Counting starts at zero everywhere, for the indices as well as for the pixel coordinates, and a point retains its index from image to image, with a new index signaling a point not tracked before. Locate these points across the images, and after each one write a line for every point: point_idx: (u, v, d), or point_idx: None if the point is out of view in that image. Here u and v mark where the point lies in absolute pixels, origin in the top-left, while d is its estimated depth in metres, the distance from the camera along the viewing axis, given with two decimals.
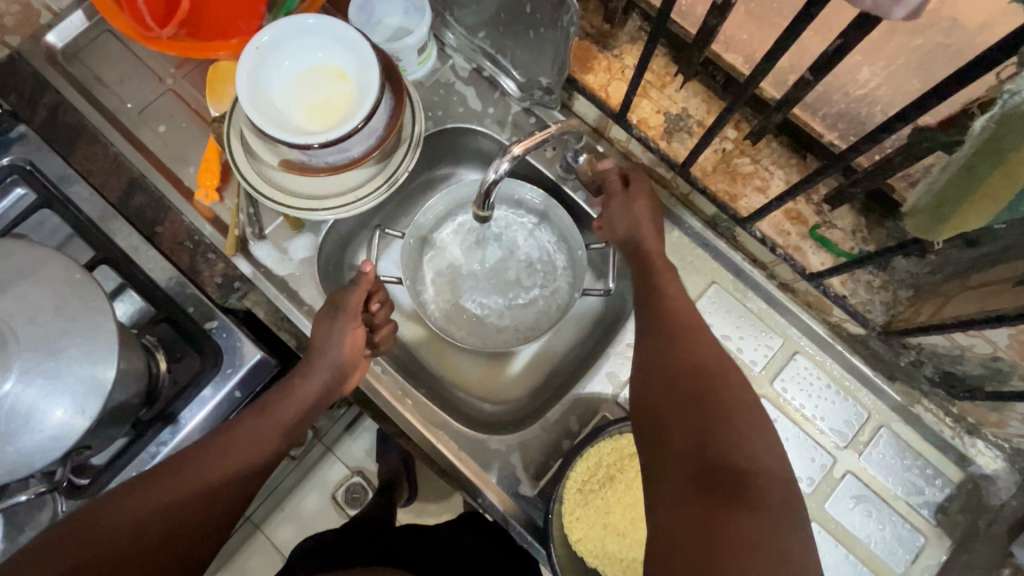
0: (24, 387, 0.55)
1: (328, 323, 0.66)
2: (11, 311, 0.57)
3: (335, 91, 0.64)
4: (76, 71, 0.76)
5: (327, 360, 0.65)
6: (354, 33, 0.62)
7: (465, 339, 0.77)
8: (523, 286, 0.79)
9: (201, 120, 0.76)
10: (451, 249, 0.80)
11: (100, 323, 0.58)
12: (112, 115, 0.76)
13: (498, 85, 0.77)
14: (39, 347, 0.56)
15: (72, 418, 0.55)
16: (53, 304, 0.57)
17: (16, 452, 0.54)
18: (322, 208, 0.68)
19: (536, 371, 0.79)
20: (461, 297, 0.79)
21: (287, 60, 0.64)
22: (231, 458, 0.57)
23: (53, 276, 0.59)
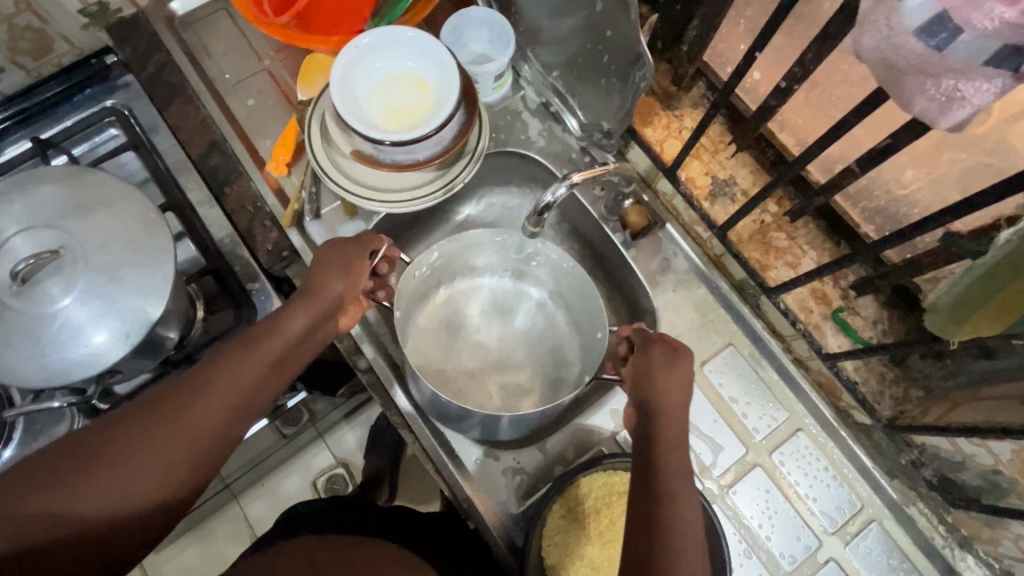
0: (79, 306, 0.59)
1: (332, 258, 0.62)
2: (87, 234, 0.62)
3: (416, 98, 0.70)
4: (189, 38, 0.84)
5: (329, 293, 0.60)
6: (445, 51, 0.69)
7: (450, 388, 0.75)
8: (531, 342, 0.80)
9: (288, 102, 0.82)
10: (458, 303, 0.81)
11: (161, 263, 0.62)
12: (210, 82, 0.83)
13: (562, 122, 0.83)
14: (100, 272, 0.60)
15: (113, 343, 0.59)
16: (124, 238, 0.63)
17: (56, 362, 0.58)
18: (377, 200, 0.72)
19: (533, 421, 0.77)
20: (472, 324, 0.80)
21: (379, 63, 0.70)
22: (216, 400, 0.51)
23: (130, 211, 0.64)
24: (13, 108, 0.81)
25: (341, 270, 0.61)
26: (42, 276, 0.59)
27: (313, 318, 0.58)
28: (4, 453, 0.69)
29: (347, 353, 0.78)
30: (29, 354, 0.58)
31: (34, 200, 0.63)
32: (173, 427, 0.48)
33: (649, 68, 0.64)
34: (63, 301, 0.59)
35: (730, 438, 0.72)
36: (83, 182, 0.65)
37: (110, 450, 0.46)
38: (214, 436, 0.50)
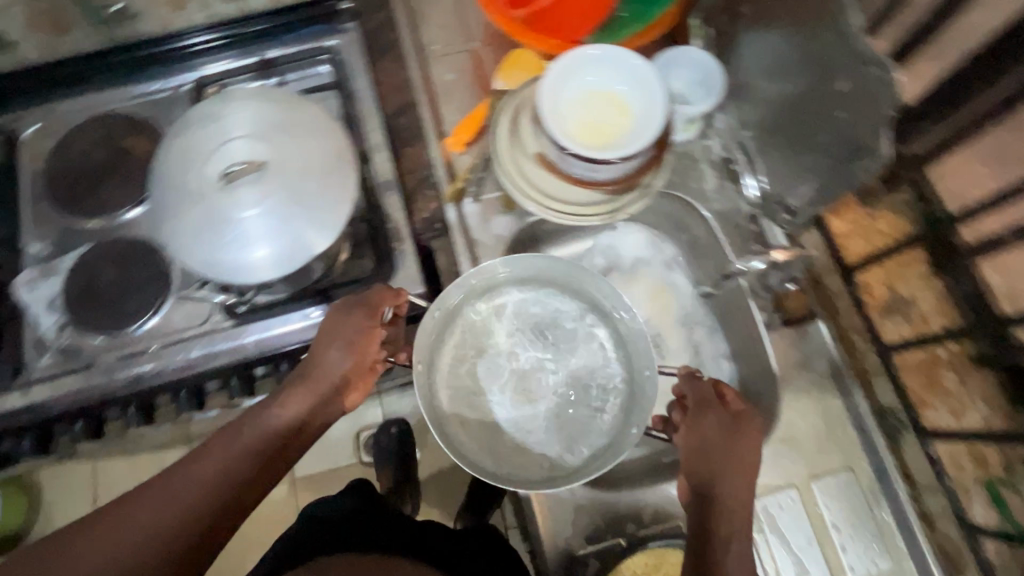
0: (256, 218, 0.64)
1: (335, 328, 0.63)
2: (284, 153, 0.65)
3: (614, 121, 0.69)
4: (415, 4, 0.90)
5: (326, 371, 0.61)
6: (659, 85, 0.67)
7: (476, 452, 0.71)
8: (563, 379, 0.76)
9: (483, 85, 0.85)
10: (485, 329, 0.76)
11: (340, 208, 0.66)
12: (419, 48, 0.87)
13: (739, 183, 0.80)
14: (288, 197, 0.64)
15: (273, 264, 0.65)
16: (312, 171, 0.66)
17: (227, 261, 0.64)
18: (542, 204, 0.73)
19: (572, 455, 0.72)
20: (491, 373, 0.75)
21: (590, 77, 0.71)
22: (207, 477, 0.52)
23: (326, 148, 0.67)
24: (224, 28, 0.87)
25: (342, 342, 0.62)
26: (241, 183, 0.63)
27: (311, 399, 0.60)
28: (149, 320, 0.76)
29: None
30: (209, 248, 0.64)
31: (250, 109, 0.66)
32: (150, 507, 0.49)
33: (881, 160, 0.59)
34: (250, 212, 0.63)
35: (820, 566, 0.67)
36: (297, 108, 0.68)
37: (93, 531, 0.47)
38: (197, 518, 0.50)
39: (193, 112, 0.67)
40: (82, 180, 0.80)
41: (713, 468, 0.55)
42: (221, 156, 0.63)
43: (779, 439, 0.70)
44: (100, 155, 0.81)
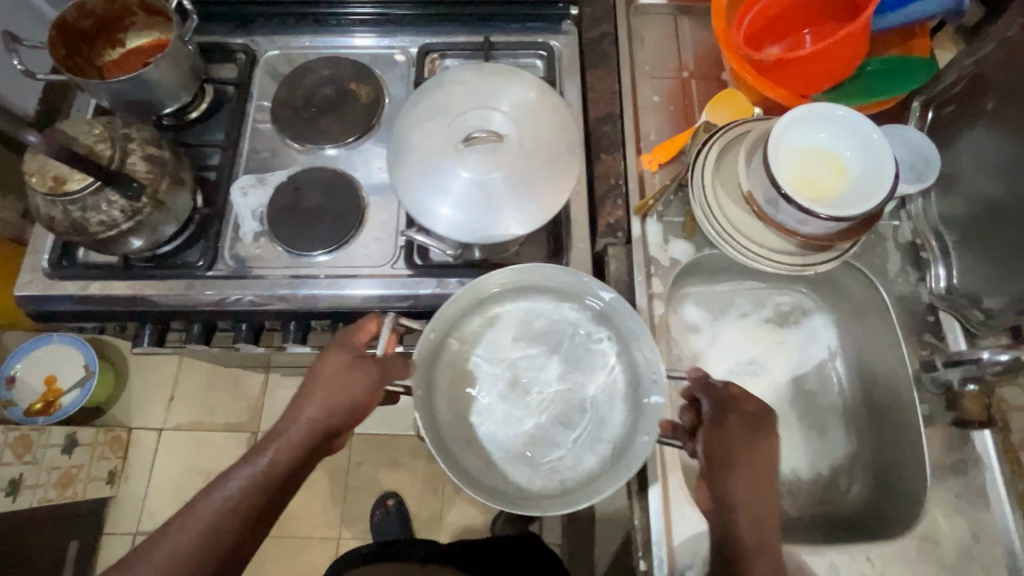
0: (466, 181, 0.67)
1: (333, 369, 0.65)
2: (528, 141, 0.69)
3: (832, 183, 0.70)
4: (636, 26, 0.95)
5: (345, 395, 0.65)
6: (892, 162, 0.67)
7: (483, 469, 0.72)
8: (579, 386, 0.76)
9: (686, 114, 0.89)
10: (493, 342, 0.78)
11: (540, 210, 0.69)
12: (633, 66, 0.92)
13: (924, 271, 0.79)
14: (506, 178, 0.67)
15: (446, 223, 0.69)
16: (533, 170, 0.69)
17: (417, 205, 0.69)
18: (731, 241, 0.75)
19: (588, 459, 0.72)
20: (498, 393, 0.76)
21: (822, 134, 0.71)
22: (193, 534, 0.56)
23: (558, 161, 0.71)
24: (383, 9, 0.94)
25: (338, 388, 0.65)
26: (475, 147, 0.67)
27: (292, 455, 0.62)
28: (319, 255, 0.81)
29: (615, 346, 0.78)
30: (413, 188, 0.69)
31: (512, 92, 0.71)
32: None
33: None
34: (465, 174, 0.67)
35: None
36: (550, 105, 0.72)
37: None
38: None
39: (469, 70, 0.73)
40: (305, 111, 0.88)
41: (728, 484, 0.62)
42: (473, 116, 0.68)
43: (919, 536, 0.68)
44: (328, 92, 0.89)
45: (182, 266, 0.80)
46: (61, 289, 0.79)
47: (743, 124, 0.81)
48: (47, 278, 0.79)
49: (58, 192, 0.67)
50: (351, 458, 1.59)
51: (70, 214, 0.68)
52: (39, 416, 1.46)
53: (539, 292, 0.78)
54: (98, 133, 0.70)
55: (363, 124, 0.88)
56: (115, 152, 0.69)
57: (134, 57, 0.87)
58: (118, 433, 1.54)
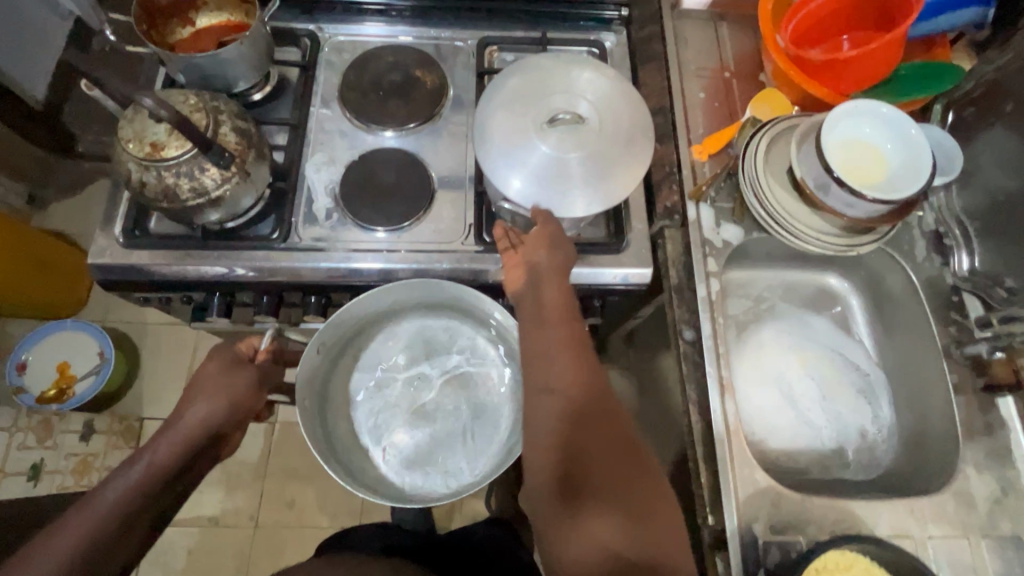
0: (541, 156, 0.74)
1: (200, 384, 0.78)
2: (606, 131, 0.77)
3: (874, 171, 0.78)
4: (681, 29, 1.02)
5: (189, 421, 0.76)
6: (928, 154, 0.75)
7: (386, 478, 0.87)
8: (437, 419, 0.90)
9: (730, 111, 0.96)
10: (384, 359, 0.92)
11: (609, 195, 0.76)
12: (680, 64, 0.98)
13: (948, 256, 0.87)
14: (584, 158, 0.75)
15: (514, 190, 0.75)
16: (604, 157, 0.76)
17: (492, 171, 0.76)
18: (781, 222, 0.82)
19: (479, 451, 0.88)
20: (392, 406, 0.91)
21: (866, 128, 0.79)
22: (44, 559, 0.63)
23: (629, 149, 0.78)
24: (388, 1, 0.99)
25: (217, 392, 0.78)
26: (559, 128, 0.75)
27: (175, 458, 0.73)
28: (380, 233, 0.84)
29: (675, 320, 0.83)
30: (494, 156, 0.76)
31: (601, 87, 0.80)
32: (65, 533, 0.65)
33: None
34: (545, 148, 0.74)
35: None
36: (634, 101, 0.80)
37: None
38: (75, 554, 0.64)
39: (564, 61, 0.81)
40: (373, 94, 0.91)
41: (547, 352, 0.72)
42: (560, 102, 0.77)
43: (956, 492, 0.75)
44: (394, 77, 0.93)
45: (257, 238, 0.82)
46: (135, 257, 0.80)
47: (788, 120, 0.88)
48: (122, 247, 0.79)
49: (154, 157, 0.69)
50: None
51: (163, 180, 0.70)
52: (53, 403, 1.42)
53: (423, 312, 0.92)
54: (192, 102, 0.71)
55: (428, 108, 0.92)
56: (209, 122, 0.71)
57: (206, 37, 0.89)
58: (131, 423, 1.51)
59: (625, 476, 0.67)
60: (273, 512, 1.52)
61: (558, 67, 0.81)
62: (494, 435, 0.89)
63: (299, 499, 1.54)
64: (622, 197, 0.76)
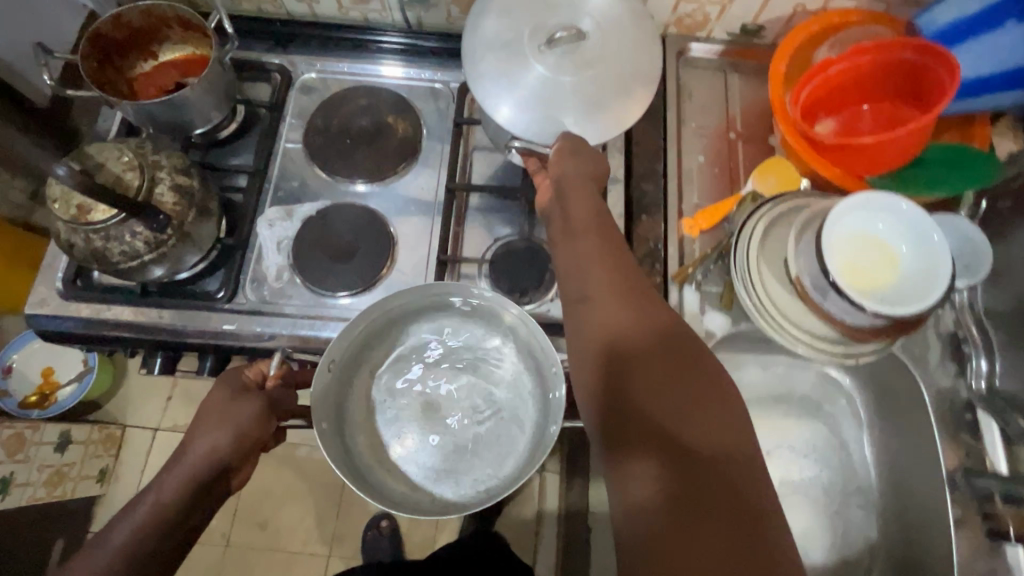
0: (546, 82, 0.67)
1: (206, 414, 0.65)
2: (588, 77, 0.67)
3: (882, 274, 0.68)
4: (685, 81, 0.92)
5: (192, 458, 0.63)
6: (949, 266, 0.64)
7: (409, 493, 0.74)
8: (460, 423, 0.77)
9: (731, 179, 0.86)
10: (400, 361, 0.80)
11: (617, 121, 0.67)
12: (679, 121, 0.89)
13: (964, 366, 0.77)
14: (586, 80, 0.67)
15: (503, 112, 0.67)
16: (592, 100, 0.67)
17: (480, 96, 0.68)
18: (769, 317, 0.73)
19: (507, 455, 0.75)
20: (411, 409, 0.78)
21: (879, 224, 0.69)
22: None
23: (618, 86, 0.68)
24: (413, 41, 0.93)
25: (220, 423, 0.65)
26: (559, 49, 0.68)
27: (163, 512, 0.59)
28: (341, 300, 0.79)
29: None
30: (484, 74, 0.68)
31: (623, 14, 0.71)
32: None
33: None
34: (543, 72, 0.67)
35: None
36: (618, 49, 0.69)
37: None
38: None
39: None
40: (340, 141, 0.85)
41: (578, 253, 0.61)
42: (558, 21, 0.70)
43: None
44: (364, 123, 0.86)
45: (201, 295, 0.77)
46: (75, 310, 0.76)
47: (793, 197, 0.78)
48: (61, 297, 0.76)
49: (81, 220, 0.65)
50: None
51: (91, 243, 0.66)
52: (33, 409, 1.43)
53: (432, 315, 0.80)
54: (126, 160, 0.67)
55: (398, 159, 0.85)
56: (143, 182, 0.66)
57: (168, 72, 0.84)
58: (112, 431, 1.51)
59: (673, 359, 0.51)
60: (245, 531, 1.51)
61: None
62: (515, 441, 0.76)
63: (272, 521, 1.52)
64: (630, 117, 0.68)
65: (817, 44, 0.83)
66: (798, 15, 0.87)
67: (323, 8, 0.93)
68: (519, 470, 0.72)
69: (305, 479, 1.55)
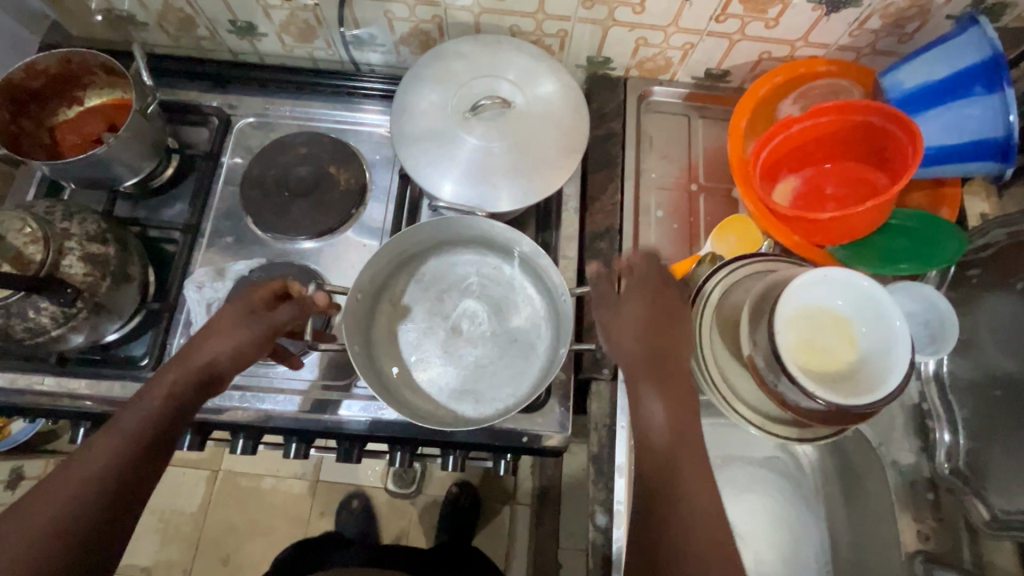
0: (473, 151, 0.69)
1: (222, 321, 0.61)
2: (511, 142, 0.69)
3: (835, 351, 0.64)
4: (647, 127, 0.88)
5: (200, 356, 0.58)
6: (909, 350, 0.59)
7: (434, 412, 0.68)
8: (479, 344, 0.71)
9: (691, 234, 0.82)
10: (422, 291, 0.73)
11: (545, 184, 0.68)
12: (639, 171, 0.85)
13: (928, 441, 0.73)
14: (511, 148, 0.69)
15: (445, 190, 0.68)
16: (518, 161, 0.68)
17: (420, 172, 0.69)
18: (722, 394, 0.69)
19: (523, 375, 0.69)
20: (432, 336, 0.71)
21: (839, 299, 0.65)
22: (63, 494, 0.47)
23: (543, 143, 0.69)
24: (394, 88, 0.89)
25: (234, 327, 0.60)
26: (485, 116, 0.69)
27: (169, 411, 0.54)
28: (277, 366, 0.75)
29: (590, 498, 0.71)
30: (421, 157, 0.69)
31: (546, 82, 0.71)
32: (80, 468, 0.48)
33: None
34: (473, 141, 0.68)
35: None
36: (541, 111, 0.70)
37: None
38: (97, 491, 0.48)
39: (451, 46, 0.73)
40: (278, 193, 0.80)
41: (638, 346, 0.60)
42: (482, 87, 0.70)
43: None
44: (303, 172, 0.81)
45: (124, 363, 0.74)
46: None
47: (750, 263, 0.73)
48: None
49: None
50: (313, 506, 1.52)
51: None
52: None
53: (449, 244, 0.74)
54: (29, 230, 0.62)
55: (340, 212, 0.80)
56: (47, 255, 0.61)
57: (92, 120, 0.79)
58: None
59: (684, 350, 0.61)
60: (207, 566, 1.48)
61: (491, 47, 0.73)
62: (529, 361, 0.70)
63: (235, 554, 1.49)
64: (560, 182, 0.68)
65: (783, 95, 0.78)
66: (764, 61, 0.82)
67: (266, 45, 0.88)
68: (536, 388, 0.67)
69: (271, 510, 1.52)
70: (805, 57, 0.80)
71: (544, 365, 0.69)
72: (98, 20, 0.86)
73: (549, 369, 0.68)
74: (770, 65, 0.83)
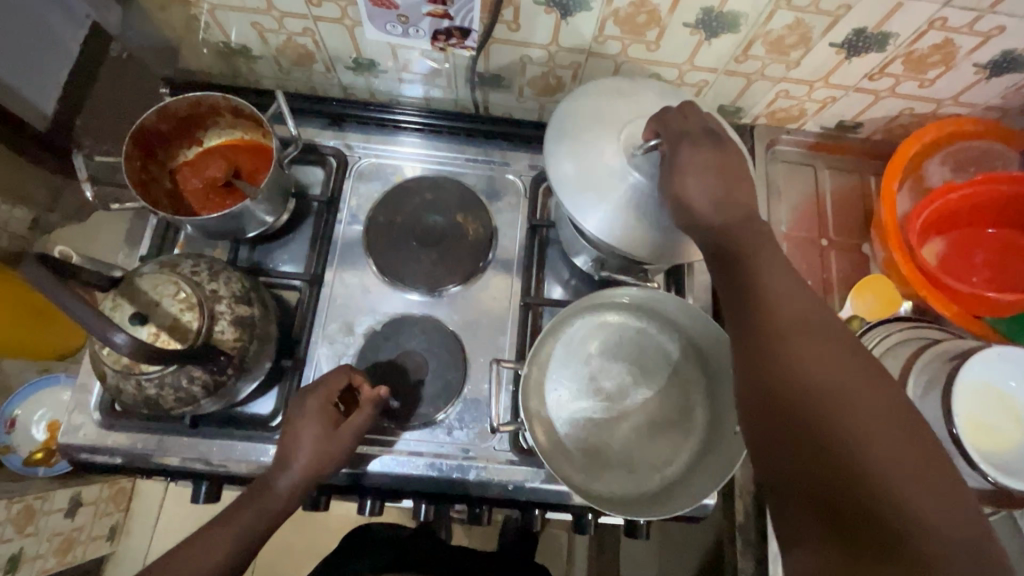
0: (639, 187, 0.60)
1: (317, 405, 0.63)
2: None
3: (1003, 431, 0.63)
4: (773, 177, 0.86)
5: (302, 444, 0.61)
6: None
7: (596, 485, 0.66)
8: (631, 412, 0.70)
9: (824, 292, 0.81)
10: (574, 355, 0.71)
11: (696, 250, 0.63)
12: (769, 225, 0.82)
13: None
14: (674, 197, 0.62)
15: (593, 223, 0.61)
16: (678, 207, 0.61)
17: (570, 202, 0.62)
18: None
19: (677, 446, 0.69)
20: (584, 403, 0.70)
21: (1009, 379, 0.64)
22: None
23: None
24: (436, 123, 0.85)
25: (325, 424, 0.62)
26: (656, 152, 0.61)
27: (266, 515, 0.60)
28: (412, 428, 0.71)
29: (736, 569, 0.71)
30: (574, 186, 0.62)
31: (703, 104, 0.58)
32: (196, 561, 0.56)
33: None
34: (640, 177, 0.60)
35: None
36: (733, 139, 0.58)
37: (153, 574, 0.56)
38: None
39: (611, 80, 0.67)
40: (406, 243, 0.79)
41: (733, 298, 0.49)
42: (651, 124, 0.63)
43: None
44: (433, 221, 0.79)
45: (255, 423, 0.70)
46: (116, 440, 0.68)
47: (901, 330, 0.72)
48: (97, 426, 0.69)
49: (133, 368, 0.57)
50: None
51: (144, 391, 0.58)
52: (40, 467, 1.27)
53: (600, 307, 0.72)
54: (183, 296, 0.58)
55: (470, 263, 0.78)
56: (204, 323, 0.58)
57: (212, 162, 0.75)
58: (124, 485, 1.44)
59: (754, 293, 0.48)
60: None
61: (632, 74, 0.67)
62: (682, 432, 0.69)
63: None
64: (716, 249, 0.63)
65: (929, 155, 0.77)
66: (902, 117, 0.80)
67: (381, 82, 0.84)
68: (697, 463, 0.67)
69: (328, 535, 1.50)
70: (948, 114, 0.78)
71: (703, 440, 0.68)
72: (207, 53, 0.82)
73: (709, 445, 0.67)
74: (907, 120, 0.81)
